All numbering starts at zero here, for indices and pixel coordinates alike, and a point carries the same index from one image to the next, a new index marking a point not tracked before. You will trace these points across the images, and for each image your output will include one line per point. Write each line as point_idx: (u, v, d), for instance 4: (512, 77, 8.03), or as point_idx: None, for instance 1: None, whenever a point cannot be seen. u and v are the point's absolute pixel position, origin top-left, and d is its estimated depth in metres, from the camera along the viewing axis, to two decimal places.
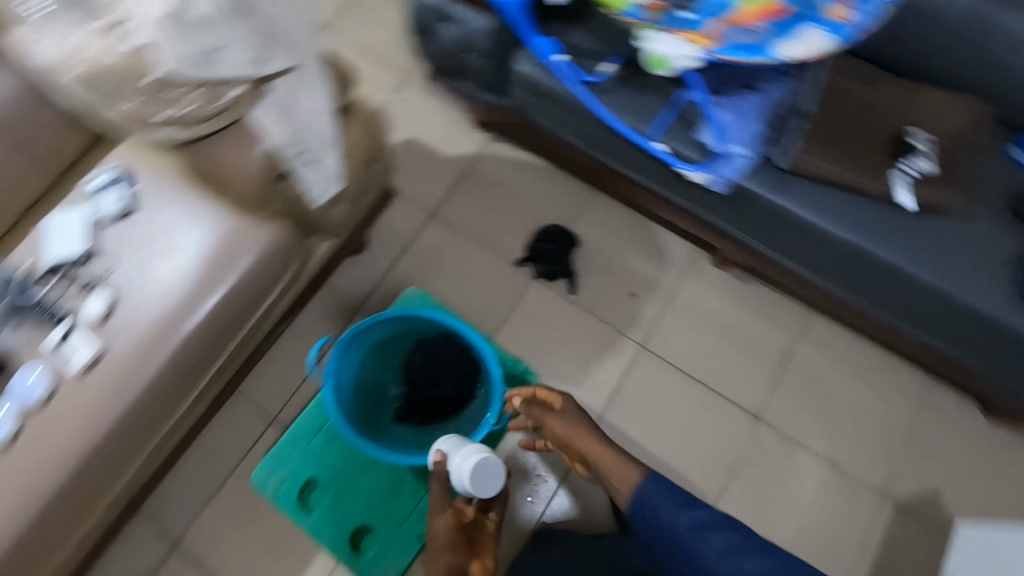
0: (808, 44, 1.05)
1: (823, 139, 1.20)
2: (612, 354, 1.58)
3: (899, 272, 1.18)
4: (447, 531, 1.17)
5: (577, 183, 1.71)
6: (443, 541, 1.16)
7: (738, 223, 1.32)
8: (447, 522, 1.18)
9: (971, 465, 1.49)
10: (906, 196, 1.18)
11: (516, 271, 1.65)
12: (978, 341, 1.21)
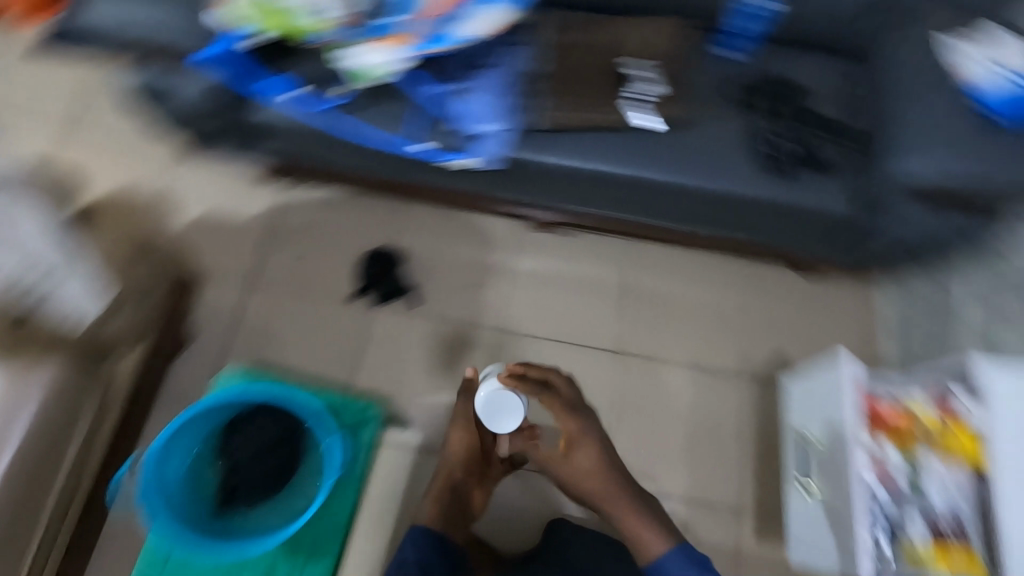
0: (486, 23, 1.16)
1: (568, 93, 1.23)
2: (470, 347, 1.61)
3: (672, 186, 1.26)
4: (461, 459, 1.31)
5: (387, 200, 1.72)
6: (457, 465, 1.31)
7: (526, 189, 1.36)
8: (463, 448, 1.32)
9: (800, 319, 1.68)
10: (649, 121, 1.24)
11: (354, 304, 1.62)
12: (757, 223, 1.33)
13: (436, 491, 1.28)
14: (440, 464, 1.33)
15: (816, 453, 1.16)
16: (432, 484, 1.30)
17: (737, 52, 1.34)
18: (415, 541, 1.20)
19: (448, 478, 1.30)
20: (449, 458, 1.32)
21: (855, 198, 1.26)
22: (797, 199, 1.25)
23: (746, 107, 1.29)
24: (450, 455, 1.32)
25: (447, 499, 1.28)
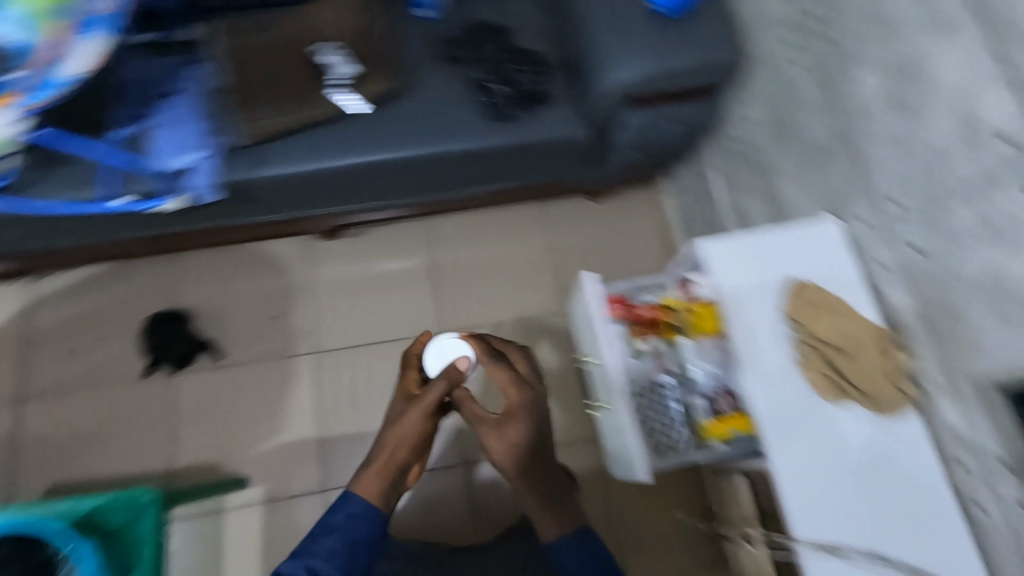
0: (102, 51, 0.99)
1: (259, 97, 1.16)
2: (291, 379, 1.54)
3: (404, 161, 1.23)
4: (416, 440, 0.94)
5: (155, 259, 1.58)
6: (405, 444, 0.94)
7: (267, 209, 1.28)
8: (420, 427, 0.94)
9: (603, 242, 1.75)
10: (350, 106, 1.20)
11: (151, 380, 1.49)
12: (506, 169, 1.34)
13: (383, 462, 0.93)
14: (387, 437, 0.95)
15: (594, 371, 1.18)
16: (373, 459, 0.93)
17: (427, 11, 1.31)
18: (356, 512, 0.90)
19: (395, 460, 0.93)
20: (399, 434, 0.94)
21: (577, 119, 1.30)
22: (526, 136, 1.26)
23: (451, 62, 1.28)
24: (398, 429, 0.94)
25: (391, 479, 0.93)
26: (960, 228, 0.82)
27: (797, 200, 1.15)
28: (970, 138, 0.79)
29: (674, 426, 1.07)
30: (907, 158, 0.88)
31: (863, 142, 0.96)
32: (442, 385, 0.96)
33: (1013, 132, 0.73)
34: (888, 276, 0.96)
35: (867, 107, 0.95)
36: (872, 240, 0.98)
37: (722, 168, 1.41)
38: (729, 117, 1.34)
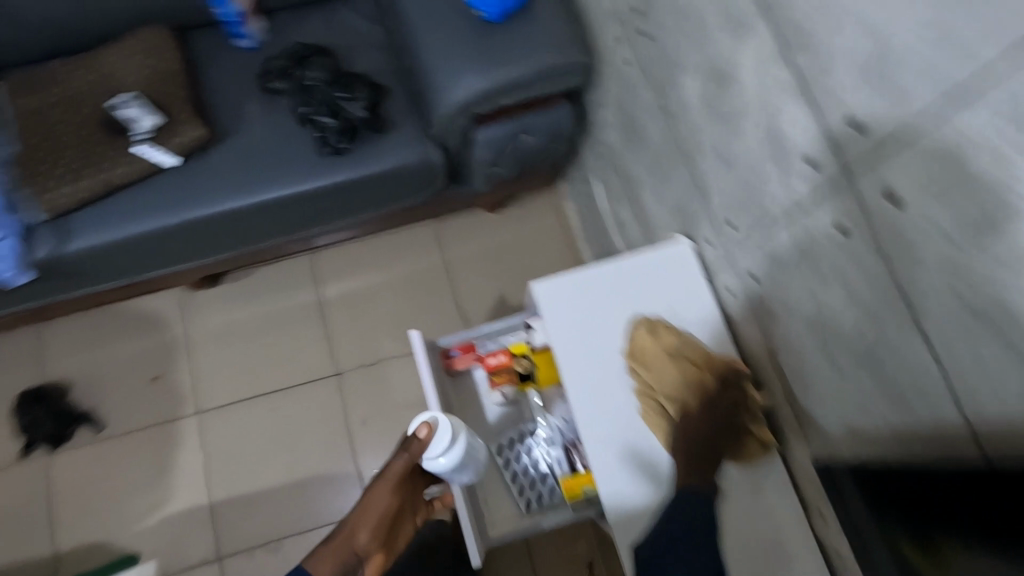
0: None
1: (50, 169, 1.05)
2: (177, 443, 1.45)
3: (229, 215, 1.12)
4: (381, 519, 0.83)
5: (22, 332, 1.49)
6: (370, 524, 0.82)
7: (100, 277, 1.19)
8: (390, 503, 0.84)
9: (507, 252, 1.62)
10: (151, 161, 1.08)
11: (28, 463, 1.42)
12: (357, 204, 1.23)
13: (339, 544, 0.79)
14: (360, 507, 0.82)
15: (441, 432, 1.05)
16: (334, 537, 0.80)
17: (244, 40, 1.18)
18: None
19: (354, 543, 0.80)
20: (372, 506, 0.83)
21: (423, 139, 1.18)
22: (365, 169, 1.14)
23: (273, 93, 1.16)
24: (365, 506, 0.82)
25: (348, 567, 0.79)
26: (782, 258, 0.71)
27: (655, 213, 1.04)
28: (780, 159, 0.66)
29: (541, 480, 0.98)
30: (730, 175, 0.77)
31: (694, 155, 0.85)
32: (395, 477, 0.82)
33: (817, 157, 0.61)
34: (734, 303, 0.86)
35: (692, 115, 0.83)
36: (716, 262, 0.88)
37: (598, 174, 1.28)
38: (593, 119, 1.21)
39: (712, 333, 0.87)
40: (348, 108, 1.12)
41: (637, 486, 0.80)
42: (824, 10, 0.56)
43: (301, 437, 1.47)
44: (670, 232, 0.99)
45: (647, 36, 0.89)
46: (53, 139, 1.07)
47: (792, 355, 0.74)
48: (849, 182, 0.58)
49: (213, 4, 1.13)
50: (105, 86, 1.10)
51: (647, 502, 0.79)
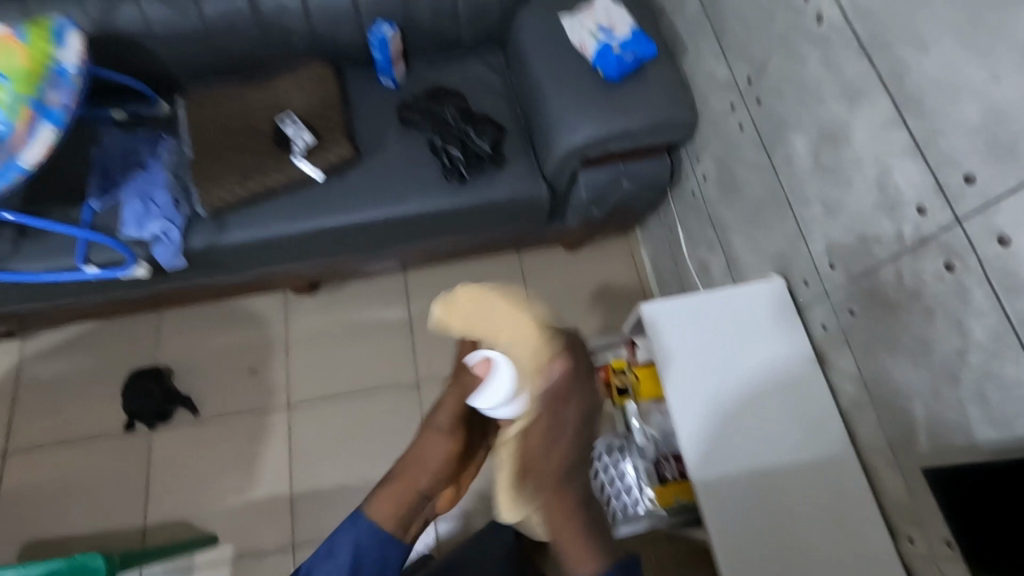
0: (40, 140, 0.93)
1: (219, 172, 1.22)
2: (265, 434, 1.55)
3: (363, 224, 1.27)
4: (438, 473, 0.90)
5: (139, 318, 1.64)
6: (424, 470, 0.90)
7: (235, 271, 1.33)
8: (445, 450, 0.89)
9: (582, 288, 1.74)
10: (302, 171, 1.24)
11: (128, 437, 1.52)
12: (467, 228, 1.37)
13: (398, 489, 0.90)
14: (418, 454, 0.91)
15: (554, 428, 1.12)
16: (393, 484, 0.90)
17: (390, 81, 1.36)
18: (352, 548, 0.87)
19: (415, 487, 0.90)
20: (427, 458, 0.90)
21: (536, 176, 1.32)
22: (483, 197, 1.29)
23: (410, 126, 1.33)
24: (419, 454, 0.91)
25: (409, 507, 0.90)
26: (885, 295, 0.80)
27: (747, 257, 1.15)
28: (892, 209, 0.77)
29: (626, 491, 1.05)
30: (835, 223, 0.88)
31: (797, 203, 0.96)
32: (442, 441, 0.89)
33: (929, 207, 0.71)
34: (828, 338, 0.94)
35: (799, 170, 0.94)
36: (811, 301, 0.97)
37: (684, 222, 1.40)
38: (686, 173, 1.34)
39: (801, 363, 0.96)
40: (475, 143, 1.28)
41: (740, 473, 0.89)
42: (943, 85, 0.67)
43: (378, 441, 1.55)
44: (763, 274, 1.09)
45: (759, 101, 1.02)
46: (223, 147, 1.24)
47: (889, 386, 0.82)
48: (960, 229, 0.68)
49: (372, 49, 1.30)
50: (272, 107, 1.28)
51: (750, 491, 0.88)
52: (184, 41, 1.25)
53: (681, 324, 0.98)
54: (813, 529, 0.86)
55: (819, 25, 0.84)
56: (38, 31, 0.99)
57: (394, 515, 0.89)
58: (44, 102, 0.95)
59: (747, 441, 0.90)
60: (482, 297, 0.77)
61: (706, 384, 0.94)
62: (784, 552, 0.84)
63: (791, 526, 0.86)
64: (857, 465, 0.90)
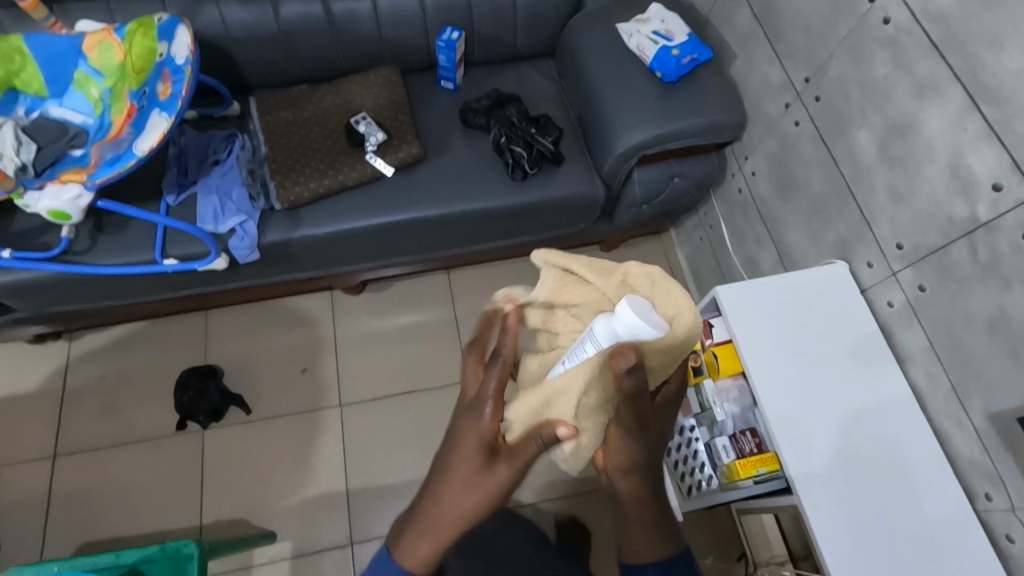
0: (154, 129, 0.96)
1: (294, 169, 1.26)
2: (318, 433, 1.55)
3: (430, 219, 1.30)
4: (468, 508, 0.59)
5: (188, 318, 1.64)
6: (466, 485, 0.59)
7: (303, 266, 1.35)
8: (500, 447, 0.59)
9: None
10: (374, 168, 1.28)
11: (180, 437, 1.51)
12: (527, 225, 1.42)
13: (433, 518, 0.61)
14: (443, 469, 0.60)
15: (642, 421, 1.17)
16: (417, 514, 0.63)
17: (451, 84, 1.42)
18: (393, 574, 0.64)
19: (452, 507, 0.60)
20: (447, 472, 0.59)
21: (594, 176, 1.38)
22: (545, 194, 1.34)
23: (474, 128, 1.39)
24: (439, 489, 0.60)
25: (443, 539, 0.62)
26: (960, 268, 0.88)
27: (804, 246, 1.21)
28: (966, 189, 0.85)
29: (700, 468, 1.12)
30: (904, 207, 0.96)
31: (861, 192, 1.04)
32: (503, 372, 0.57)
33: (1006, 183, 0.79)
34: (893, 315, 1.02)
35: (864, 162, 1.02)
36: (875, 282, 1.04)
37: (729, 219, 1.48)
38: (732, 170, 1.43)
39: (864, 346, 1.02)
40: (539, 141, 1.33)
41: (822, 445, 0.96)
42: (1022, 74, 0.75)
43: (430, 438, 1.56)
44: (822, 261, 1.16)
45: (818, 99, 1.10)
46: (298, 145, 1.29)
47: (965, 352, 0.89)
48: None
49: (438, 53, 1.36)
50: (343, 108, 1.34)
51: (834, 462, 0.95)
52: (260, 43, 1.29)
53: (743, 322, 1.03)
54: (878, 514, 0.91)
55: (886, 27, 0.93)
56: (144, 30, 1.04)
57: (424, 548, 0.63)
58: (156, 95, 1.00)
59: (825, 416, 0.97)
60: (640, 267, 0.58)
61: (780, 368, 1.00)
62: (851, 540, 0.89)
63: (854, 514, 0.91)
64: (930, 433, 0.96)
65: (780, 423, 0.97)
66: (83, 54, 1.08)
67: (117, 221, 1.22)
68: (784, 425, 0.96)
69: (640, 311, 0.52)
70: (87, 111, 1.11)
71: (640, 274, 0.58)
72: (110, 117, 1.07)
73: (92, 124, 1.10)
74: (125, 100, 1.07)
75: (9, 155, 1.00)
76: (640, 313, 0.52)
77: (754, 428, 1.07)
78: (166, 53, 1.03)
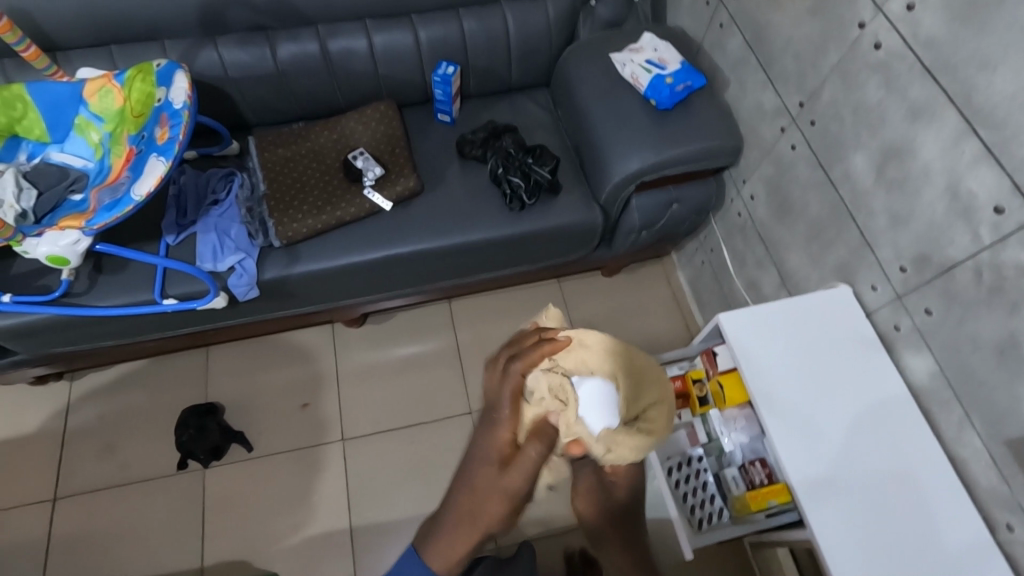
0: (152, 173, 0.97)
1: (292, 205, 1.26)
2: (318, 469, 1.52)
3: (428, 250, 1.30)
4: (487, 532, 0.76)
5: (188, 355, 1.63)
6: (478, 463, 0.77)
7: (301, 301, 1.34)
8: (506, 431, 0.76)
9: (627, 310, 1.75)
10: (371, 203, 1.28)
11: (179, 476, 1.49)
12: (527, 253, 1.41)
13: (462, 510, 0.77)
14: (467, 503, 0.76)
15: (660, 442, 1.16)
16: (452, 511, 0.78)
17: (447, 117, 1.44)
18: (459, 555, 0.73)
19: (473, 485, 0.76)
20: (480, 453, 0.77)
21: (591, 204, 1.38)
22: (543, 223, 1.34)
23: (470, 159, 1.40)
24: (462, 498, 0.77)
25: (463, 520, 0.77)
26: (965, 294, 0.86)
27: (805, 271, 1.20)
28: (966, 212, 0.84)
29: (710, 500, 1.09)
30: (904, 231, 0.94)
31: (861, 216, 1.03)
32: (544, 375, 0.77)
33: (1007, 206, 0.78)
34: (900, 339, 0.99)
35: (861, 186, 1.02)
36: (879, 306, 1.03)
37: (729, 243, 1.47)
38: (730, 195, 1.42)
39: (866, 347, 1.02)
40: (535, 171, 1.33)
41: (832, 465, 0.93)
42: (1015, 100, 0.74)
43: (433, 472, 1.53)
44: (824, 284, 1.15)
45: (813, 123, 1.10)
46: (296, 182, 1.30)
47: (978, 378, 0.87)
48: None
49: (432, 88, 1.38)
50: (341, 143, 1.35)
51: (847, 482, 0.92)
52: (257, 83, 1.31)
53: (755, 316, 1.05)
54: (877, 526, 0.89)
55: (877, 51, 0.93)
56: (143, 76, 1.07)
57: (459, 550, 0.77)
58: (154, 139, 1.01)
59: (834, 431, 0.96)
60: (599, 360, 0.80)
61: (788, 386, 0.99)
62: (869, 542, 0.88)
63: (853, 519, 0.90)
64: (944, 460, 0.93)
65: (816, 407, 0.97)
66: (83, 101, 1.10)
67: (117, 261, 1.23)
68: (808, 415, 0.97)
69: (593, 388, 0.77)
70: (87, 155, 1.12)
71: (599, 362, 0.79)
72: (110, 162, 1.09)
73: (92, 167, 1.12)
74: (123, 143, 1.08)
75: (9, 201, 1.01)
76: (597, 399, 0.77)
77: (763, 459, 1.05)
78: (163, 97, 1.04)
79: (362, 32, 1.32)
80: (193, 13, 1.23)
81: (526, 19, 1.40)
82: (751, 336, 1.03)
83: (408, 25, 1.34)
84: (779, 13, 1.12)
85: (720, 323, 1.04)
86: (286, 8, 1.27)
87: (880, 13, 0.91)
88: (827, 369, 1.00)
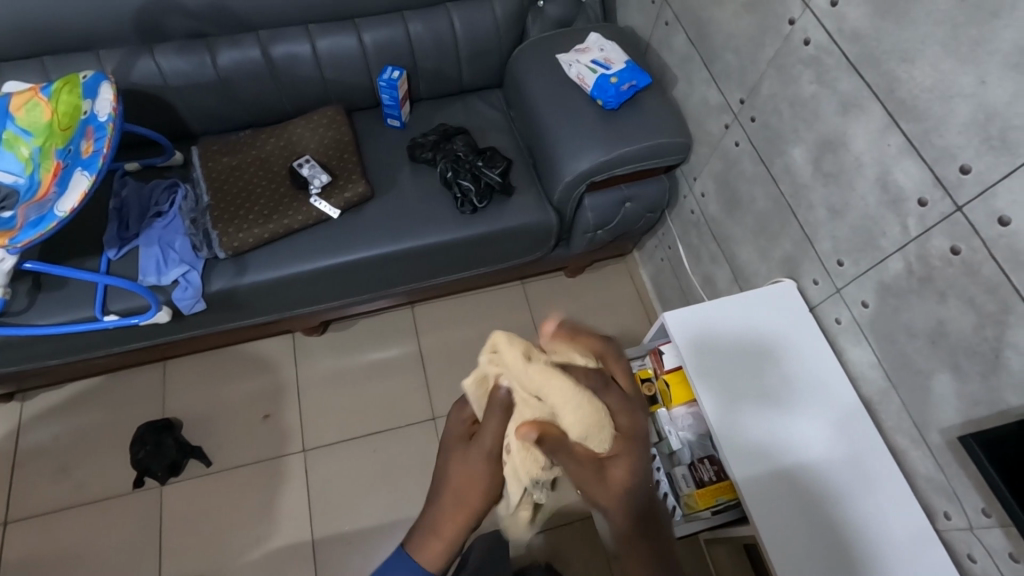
0: (75, 188, 0.95)
1: (237, 215, 1.24)
2: (280, 481, 1.50)
3: (380, 256, 1.28)
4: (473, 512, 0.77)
5: (145, 370, 1.60)
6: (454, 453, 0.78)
7: (254, 312, 1.32)
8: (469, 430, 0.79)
9: (591, 309, 1.74)
10: (319, 211, 1.26)
11: (136, 495, 1.46)
12: (483, 255, 1.40)
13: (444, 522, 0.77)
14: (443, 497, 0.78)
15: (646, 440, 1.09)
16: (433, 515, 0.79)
17: (398, 121, 1.42)
18: None
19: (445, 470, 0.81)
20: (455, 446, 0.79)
21: (545, 205, 1.37)
22: (495, 225, 1.33)
23: (421, 162, 1.39)
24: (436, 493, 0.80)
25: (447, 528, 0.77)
26: (898, 284, 0.87)
27: (755, 266, 1.20)
28: (895, 204, 0.84)
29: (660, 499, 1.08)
30: (841, 223, 0.95)
31: (801, 209, 1.04)
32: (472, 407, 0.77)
33: (931, 198, 0.78)
34: (842, 331, 1.00)
35: (801, 180, 1.02)
36: (822, 299, 1.03)
37: (685, 239, 1.47)
38: (684, 192, 1.42)
39: (813, 340, 1.03)
40: (485, 174, 1.32)
41: (788, 456, 0.93)
42: (934, 91, 0.75)
43: (396, 479, 1.51)
44: (772, 278, 1.15)
45: (753, 120, 1.10)
46: (242, 191, 1.27)
47: (914, 367, 0.88)
48: (962, 215, 0.75)
49: (380, 93, 1.36)
50: (288, 151, 1.34)
51: (804, 472, 0.92)
52: (198, 91, 1.29)
53: (703, 313, 1.05)
54: (864, 516, 0.89)
55: (808, 47, 0.93)
56: (70, 88, 1.07)
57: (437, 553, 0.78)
58: (79, 154, 0.99)
59: (788, 422, 0.96)
60: (543, 373, 0.63)
61: (740, 380, 0.99)
62: (827, 531, 0.88)
63: (842, 516, 0.89)
64: (886, 449, 0.94)
65: (770, 398, 0.97)
66: (10, 115, 1.07)
67: (57, 278, 1.20)
68: (763, 407, 0.97)
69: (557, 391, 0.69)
70: (18, 171, 1.06)
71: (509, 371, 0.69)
72: (40, 178, 1.05)
73: (22, 183, 1.06)
74: (52, 158, 1.06)
75: None
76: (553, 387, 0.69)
77: (711, 456, 1.05)
78: (88, 110, 1.03)
79: (305, 38, 1.31)
80: (128, 22, 1.20)
81: (473, 21, 1.39)
82: (696, 332, 1.03)
83: (352, 29, 1.33)
84: (718, 11, 1.13)
85: (667, 323, 1.04)
86: (223, 14, 1.25)
87: (808, 9, 0.91)
88: (771, 363, 1.00)
